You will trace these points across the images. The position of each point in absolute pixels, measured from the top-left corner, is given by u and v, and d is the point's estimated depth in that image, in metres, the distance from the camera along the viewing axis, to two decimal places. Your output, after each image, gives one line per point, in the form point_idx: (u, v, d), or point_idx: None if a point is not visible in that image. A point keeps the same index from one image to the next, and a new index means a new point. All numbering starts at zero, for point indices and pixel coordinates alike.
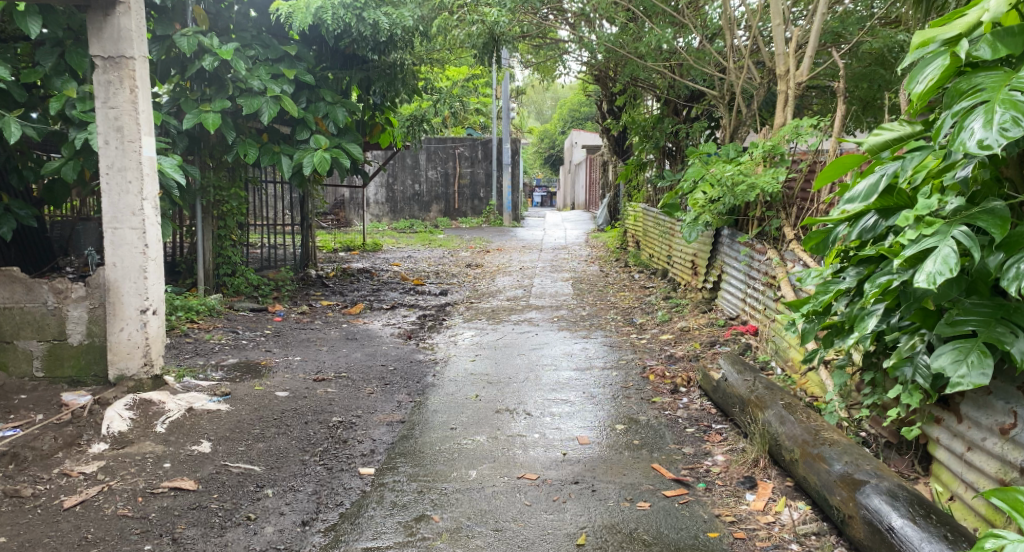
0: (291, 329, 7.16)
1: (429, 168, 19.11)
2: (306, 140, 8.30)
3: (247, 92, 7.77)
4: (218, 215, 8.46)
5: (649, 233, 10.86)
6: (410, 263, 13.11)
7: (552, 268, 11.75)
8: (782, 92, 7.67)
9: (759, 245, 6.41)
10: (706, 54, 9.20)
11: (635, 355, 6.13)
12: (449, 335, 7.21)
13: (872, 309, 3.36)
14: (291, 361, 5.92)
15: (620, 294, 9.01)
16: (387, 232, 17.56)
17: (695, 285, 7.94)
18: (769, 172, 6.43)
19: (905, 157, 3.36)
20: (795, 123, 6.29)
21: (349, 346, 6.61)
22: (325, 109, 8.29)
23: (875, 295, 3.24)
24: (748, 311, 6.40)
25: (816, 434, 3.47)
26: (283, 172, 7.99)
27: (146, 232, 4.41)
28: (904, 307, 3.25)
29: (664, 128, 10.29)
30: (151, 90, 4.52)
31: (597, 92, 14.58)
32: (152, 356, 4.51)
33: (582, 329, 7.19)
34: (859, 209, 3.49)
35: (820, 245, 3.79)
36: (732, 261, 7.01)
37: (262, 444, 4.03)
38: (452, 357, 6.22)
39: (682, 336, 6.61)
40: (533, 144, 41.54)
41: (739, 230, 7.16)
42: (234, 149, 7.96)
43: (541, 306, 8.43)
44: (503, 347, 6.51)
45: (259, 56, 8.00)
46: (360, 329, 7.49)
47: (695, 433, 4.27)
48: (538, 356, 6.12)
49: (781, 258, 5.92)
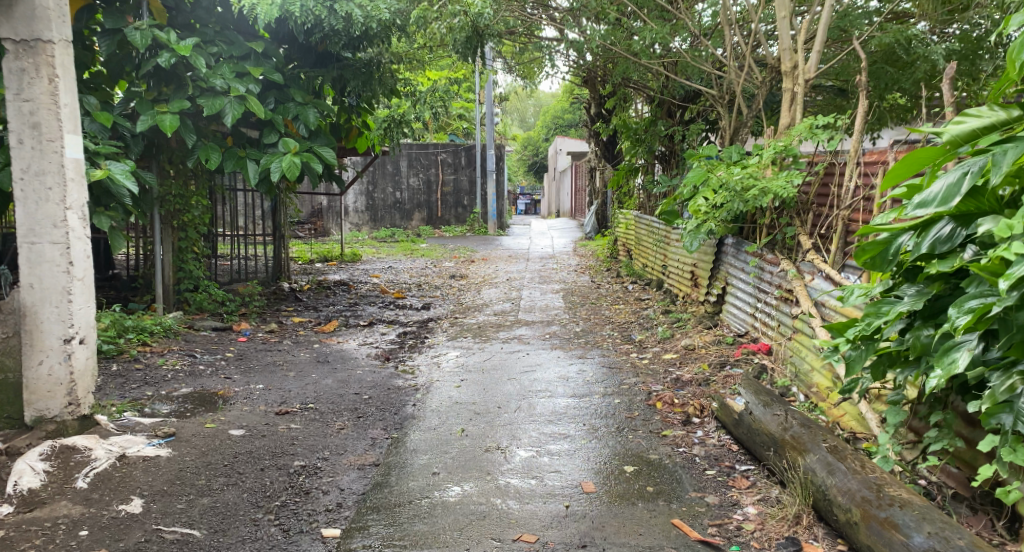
0: (256, 352, 6.53)
1: (411, 175, 18.45)
2: (274, 144, 7.72)
3: (208, 92, 7.19)
4: (178, 226, 7.81)
5: (642, 242, 10.29)
6: (390, 274, 12.48)
7: (540, 278, 11.16)
8: (788, 90, 7.07)
9: (770, 255, 5.85)
10: (703, 52, 8.66)
11: (637, 378, 5.52)
12: (431, 355, 6.60)
13: (961, 341, 2.85)
14: (252, 391, 5.27)
15: (614, 307, 8.41)
16: (367, 242, 16.88)
17: (697, 298, 7.35)
18: (781, 176, 5.77)
19: (998, 150, 2.85)
20: (809, 120, 5.72)
21: (319, 372, 5.98)
22: (295, 109, 7.71)
23: (968, 323, 2.73)
24: (759, 328, 5.83)
25: (879, 490, 2.96)
26: (250, 179, 7.38)
27: (70, 247, 3.80)
28: (1003, 339, 2.73)
29: (658, 131, 9.72)
30: (76, 82, 3.94)
31: (583, 95, 14.02)
32: (78, 394, 3.88)
33: (576, 347, 6.59)
34: (931, 215, 2.99)
35: (874, 259, 3.25)
36: (738, 273, 6.43)
37: (206, 500, 3.38)
38: (434, 383, 5.61)
39: (688, 355, 6.00)
40: (515, 152, 40.91)
41: (745, 238, 6.58)
42: (194, 153, 7.34)
43: (531, 322, 7.81)
44: (491, 370, 5.88)
45: (223, 53, 7.40)
46: (333, 349, 6.87)
47: (717, 477, 3.67)
48: (530, 381, 5.50)
49: (797, 270, 5.35)
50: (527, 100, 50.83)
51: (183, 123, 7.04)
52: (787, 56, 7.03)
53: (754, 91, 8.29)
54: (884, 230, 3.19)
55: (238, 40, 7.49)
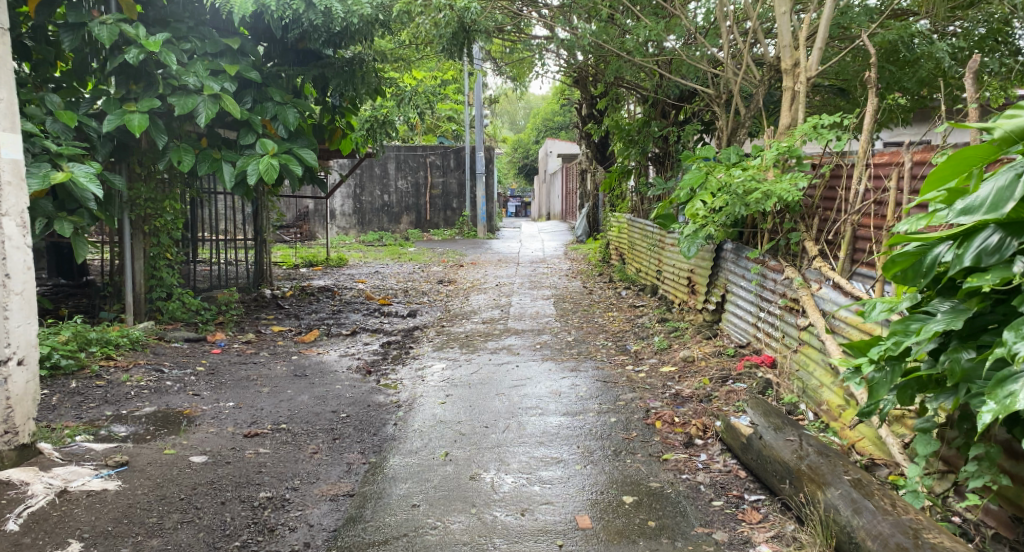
0: (229, 366, 6.17)
1: (399, 178, 18.10)
2: (251, 145, 7.37)
3: (180, 90, 6.87)
4: (151, 231, 7.46)
5: (636, 246, 9.95)
6: (376, 280, 12.11)
7: (531, 283, 10.81)
8: (789, 88, 6.72)
9: (774, 262, 5.52)
10: (698, 49, 8.32)
11: (633, 393, 5.18)
12: (416, 367, 6.25)
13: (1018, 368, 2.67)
14: (221, 409, 4.91)
15: (608, 314, 8.08)
16: (354, 246, 16.49)
17: (694, 305, 7.01)
18: (786, 178, 5.41)
19: None
20: (814, 119, 5.38)
21: (295, 387, 5.63)
22: (273, 109, 7.36)
23: None
24: (762, 339, 5.51)
25: (917, 537, 2.76)
26: (225, 182, 7.03)
27: (7, 258, 3.55)
28: None
29: (652, 131, 9.39)
30: (12, 79, 3.69)
31: (573, 96, 13.66)
32: (15, 421, 3.57)
33: (569, 359, 6.26)
34: (977, 225, 2.83)
35: (904, 271, 3.05)
36: (739, 280, 6.10)
37: (156, 541, 3.16)
38: (418, 399, 5.27)
39: (686, 367, 5.67)
40: (505, 153, 40.50)
41: (746, 244, 6.24)
42: (165, 154, 7.01)
43: (522, 330, 7.45)
44: (479, 384, 5.53)
45: (197, 49, 7.07)
46: (312, 362, 6.51)
47: (724, 509, 3.38)
48: (519, 397, 5.15)
49: (803, 278, 5.02)
50: (518, 101, 50.42)
51: (153, 123, 6.72)
52: (787, 52, 6.69)
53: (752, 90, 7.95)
54: (916, 239, 3.01)
55: (212, 36, 7.14)
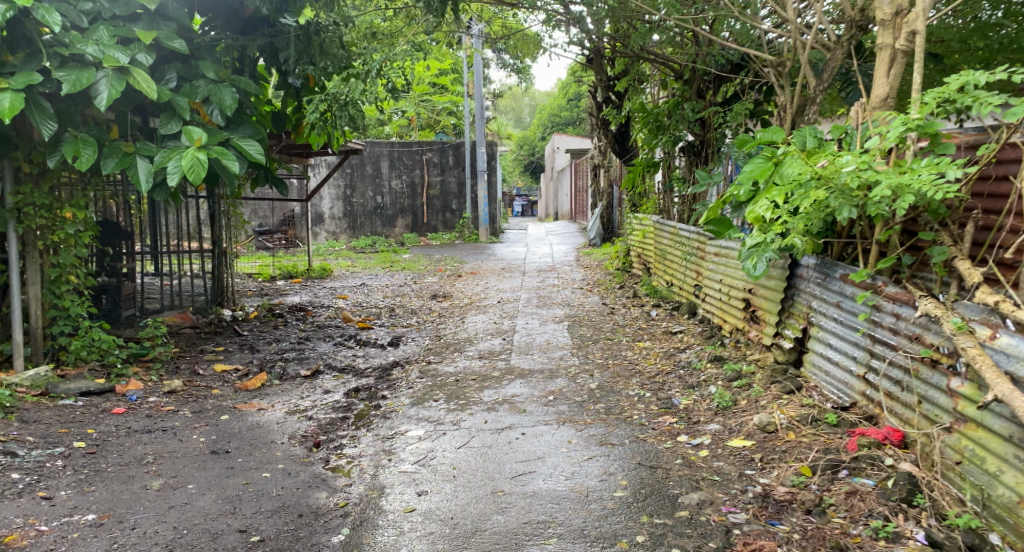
0: (123, 437, 4.47)
1: (393, 177, 16.36)
2: (176, 136, 5.62)
3: (76, 61, 5.14)
4: (49, 248, 5.75)
5: (666, 255, 8.17)
6: (360, 295, 10.38)
7: (540, 299, 9.08)
8: (888, 45, 4.47)
9: (896, 291, 3.71)
10: (750, 9, 6.49)
11: (698, 494, 3.48)
12: (382, 436, 4.48)
13: None
14: (67, 533, 3.28)
15: (640, 344, 6.35)
16: (342, 253, 14.72)
17: (758, 338, 5.25)
18: (920, 165, 3.62)
19: None
20: (960, 79, 3.54)
21: (207, 474, 3.94)
22: (204, 88, 5.58)
23: None
24: (883, 405, 3.71)
25: None
26: (140, 183, 5.28)
27: None
28: None
29: (685, 114, 7.56)
30: None
31: (587, 77, 11.45)
32: None
33: (595, 418, 4.52)
34: None
35: None
36: (831, 311, 4.31)
37: None
38: (376, 499, 3.58)
39: (769, 440, 3.95)
40: (512, 150, 38.55)
41: (837, 259, 4.47)
42: (57, 148, 5.28)
43: (530, 371, 5.68)
44: (467, 473, 3.79)
45: (100, 11, 5.31)
46: (245, 426, 4.79)
47: None
48: (527, 502, 3.45)
49: (959, 318, 3.24)
50: (522, 95, 48.54)
51: (35, 104, 5.01)
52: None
53: (826, 58, 6.10)
54: None
55: None
